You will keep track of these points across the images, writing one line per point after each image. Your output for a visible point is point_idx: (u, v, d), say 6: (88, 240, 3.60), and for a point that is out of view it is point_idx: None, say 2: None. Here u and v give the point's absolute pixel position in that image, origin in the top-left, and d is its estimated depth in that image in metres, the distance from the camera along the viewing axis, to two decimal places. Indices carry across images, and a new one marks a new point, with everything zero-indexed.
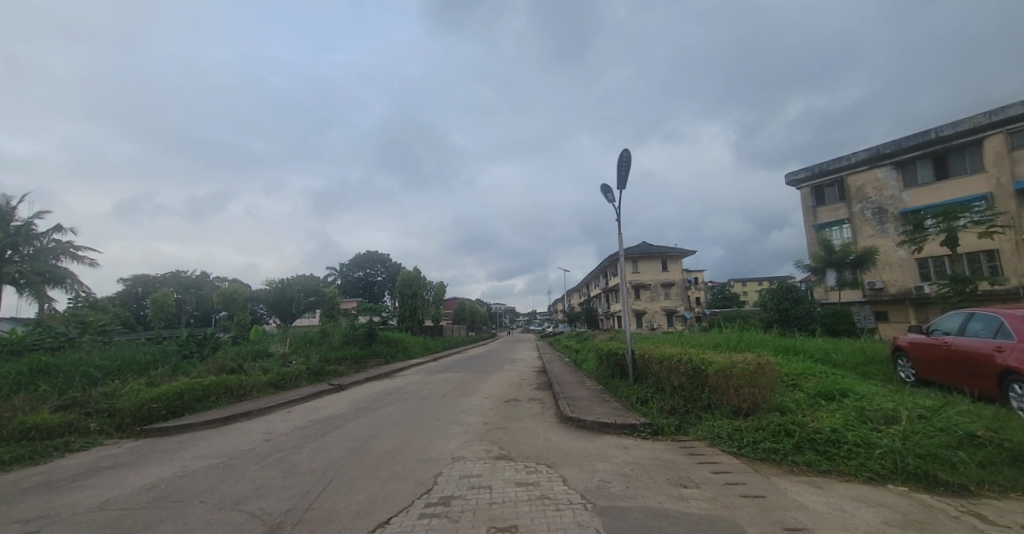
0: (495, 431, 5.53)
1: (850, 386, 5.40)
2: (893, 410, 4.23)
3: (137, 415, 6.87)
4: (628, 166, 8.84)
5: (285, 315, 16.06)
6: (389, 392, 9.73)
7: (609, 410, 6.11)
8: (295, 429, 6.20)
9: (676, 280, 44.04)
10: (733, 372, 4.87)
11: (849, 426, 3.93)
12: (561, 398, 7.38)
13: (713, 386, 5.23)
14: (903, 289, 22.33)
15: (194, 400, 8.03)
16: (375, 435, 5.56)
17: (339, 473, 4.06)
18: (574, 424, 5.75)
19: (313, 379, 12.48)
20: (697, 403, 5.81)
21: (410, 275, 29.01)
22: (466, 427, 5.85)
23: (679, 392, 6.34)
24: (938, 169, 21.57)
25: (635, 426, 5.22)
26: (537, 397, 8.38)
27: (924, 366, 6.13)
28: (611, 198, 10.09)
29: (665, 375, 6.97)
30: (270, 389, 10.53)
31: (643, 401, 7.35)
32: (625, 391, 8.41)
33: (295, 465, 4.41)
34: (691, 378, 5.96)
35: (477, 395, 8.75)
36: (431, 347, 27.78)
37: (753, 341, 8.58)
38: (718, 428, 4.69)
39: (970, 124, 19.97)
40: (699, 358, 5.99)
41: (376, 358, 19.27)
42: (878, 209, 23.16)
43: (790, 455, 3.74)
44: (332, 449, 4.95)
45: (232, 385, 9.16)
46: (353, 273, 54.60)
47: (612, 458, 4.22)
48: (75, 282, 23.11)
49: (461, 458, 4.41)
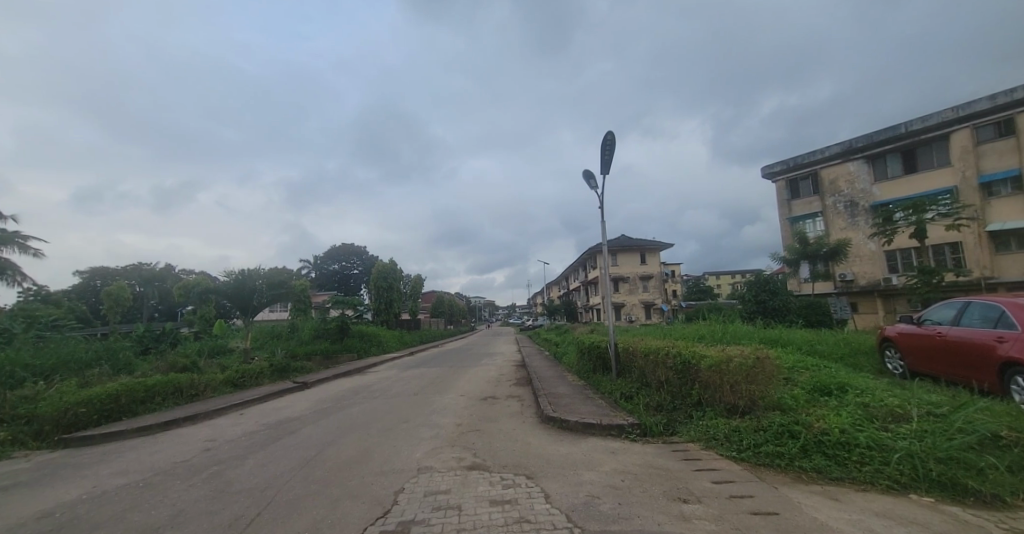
0: (469, 435, 4.96)
1: (847, 380, 5.10)
2: (900, 408, 3.92)
3: (60, 421, 5.83)
4: (613, 147, 8.35)
5: (245, 309, 14.91)
6: (357, 390, 9.02)
7: (594, 409, 5.65)
8: (243, 433, 5.43)
9: (654, 272, 44.49)
10: (729, 367, 4.48)
11: (858, 426, 3.59)
12: (541, 396, 6.90)
13: (706, 382, 4.84)
14: (872, 281, 23.02)
15: (134, 402, 7.07)
16: (335, 441, 4.90)
17: (284, 489, 3.39)
18: (556, 424, 5.26)
19: (277, 376, 11.56)
20: (687, 400, 5.43)
21: (386, 267, 27.99)
22: (437, 430, 5.27)
23: (667, 387, 5.98)
24: (907, 163, 22.19)
25: (622, 427, 4.75)
26: (516, 394, 7.86)
27: (916, 358, 5.97)
28: (594, 184, 9.61)
29: (651, 369, 6.58)
30: (228, 388, 9.64)
31: (627, 397, 6.98)
32: (608, 386, 8.01)
33: (232, 478, 3.68)
34: (679, 374, 5.56)
35: (452, 392, 8.17)
36: (407, 342, 26.96)
37: (739, 333, 8.33)
38: (713, 428, 4.31)
39: (938, 119, 20.54)
40: (688, 351, 5.61)
41: (348, 353, 18.37)
42: (850, 202, 23.73)
43: (796, 460, 3.38)
44: (284, 458, 4.27)
45: (181, 385, 8.22)
46: (329, 266, 52.77)
47: (599, 466, 3.72)
48: (17, 273, 21.06)
49: (429, 469, 3.81)
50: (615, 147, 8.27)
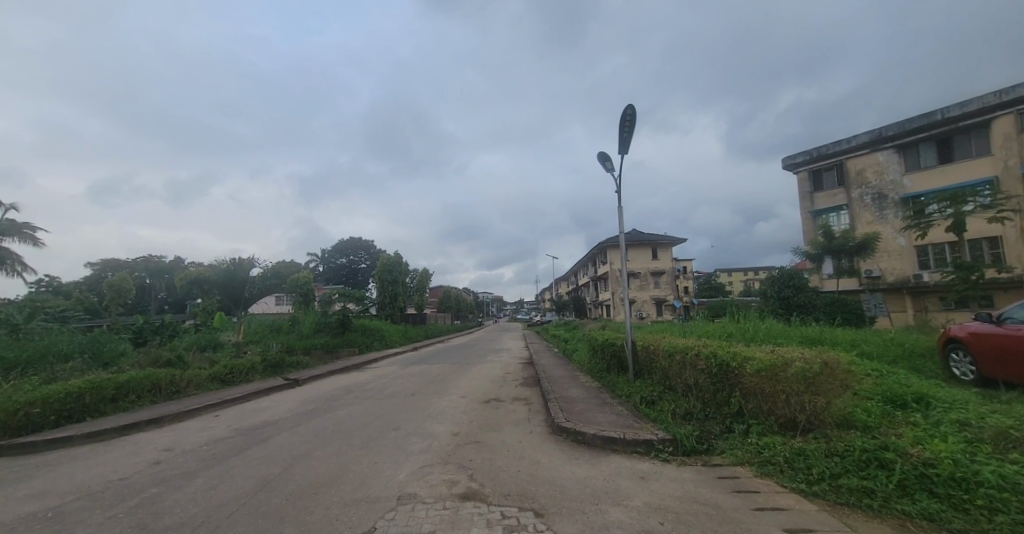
0: (467, 448, 4.20)
1: (921, 389, 4.21)
2: (1017, 430, 2.97)
3: (8, 423, 5.21)
4: (632, 123, 7.46)
5: (235, 301, 14.25)
6: (350, 388, 8.34)
7: (614, 418, 4.81)
8: (210, 441, 4.73)
9: (666, 268, 43.36)
10: (786, 374, 3.58)
11: (974, 455, 2.66)
12: (551, 400, 6.11)
13: (753, 391, 3.97)
14: (901, 277, 21.77)
15: (102, 401, 6.47)
16: (308, 453, 4.15)
17: (221, 527, 2.62)
18: (568, 436, 4.47)
19: (269, 372, 10.94)
20: (724, 409, 4.62)
21: (391, 260, 27.35)
22: (430, 441, 4.51)
23: (699, 394, 5.14)
24: (942, 152, 20.79)
25: (651, 443, 3.91)
26: (523, 396, 7.10)
27: (995, 363, 5.07)
28: (609, 166, 8.72)
29: (677, 371, 5.76)
30: (215, 384, 9.07)
31: (649, 402, 6.18)
32: (625, 389, 7.20)
33: (166, 508, 2.94)
34: (715, 379, 4.71)
35: (452, 394, 7.41)
36: (412, 337, 26.45)
37: (772, 331, 7.42)
38: (767, 449, 3.45)
39: (979, 104, 19.11)
40: (725, 351, 4.74)
41: (350, 347, 17.83)
42: (878, 195, 22.43)
43: (895, 501, 2.47)
44: (241, 476, 3.52)
45: (160, 381, 7.66)
46: (336, 260, 52.46)
47: (626, 501, 2.90)
48: (18, 263, 20.80)
49: (411, 499, 3.02)
50: (636, 122, 7.36)
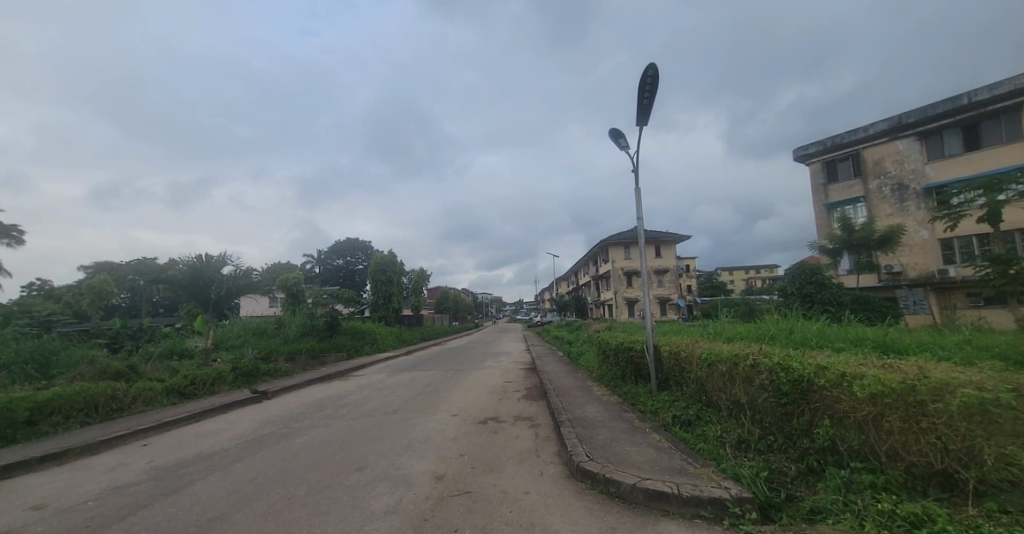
0: (451, 507, 2.94)
1: None
2: None
3: None
4: (653, 89, 6.25)
5: (203, 302, 12.84)
6: (324, 404, 7.10)
7: (652, 455, 3.57)
8: (104, 492, 3.48)
9: (670, 267, 42.21)
10: (941, 408, 2.28)
11: None
12: (562, 423, 4.88)
13: (868, 423, 2.71)
14: (923, 272, 20.72)
15: (7, 427, 5.20)
16: (223, 518, 2.88)
17: None
18: (595, 484, 3.23)
19: (240, 382, 9.72)
20: (802, 442, 3.35)
21: (385, 258, 26.13)
22: (400, 492, 3.23)
23: (757, 420, 3.89)
24: (968, 139, 19.55)
25: (720, 504, 2.65)
26: (531, 415, 5.90)
27: None
28: (623, 144, 7.47)
29: (720, 386, 4.52)
30: (170, 397, 7.85)
31: (685, 424, 5.01)
32: (650, 403, 6.01)
33: None
34: (786, 401, 3.48)
35: (441, 412, 6.16)
36: (407, 338, 25.29)
37: (821, 333, 6.21)
38: (922, 527, 2.14)
39: (1009, 87, 17.80)
40: (801, 363, 3.49)
41: (339, 352, 16.55)
42: (897, 186, 21.29)
43: None
44: None
45: (96, 397, 6.42)
46: (333, 261, 51.28)
47: None
48: None
49: None
50: (657, 86, 6.14)
